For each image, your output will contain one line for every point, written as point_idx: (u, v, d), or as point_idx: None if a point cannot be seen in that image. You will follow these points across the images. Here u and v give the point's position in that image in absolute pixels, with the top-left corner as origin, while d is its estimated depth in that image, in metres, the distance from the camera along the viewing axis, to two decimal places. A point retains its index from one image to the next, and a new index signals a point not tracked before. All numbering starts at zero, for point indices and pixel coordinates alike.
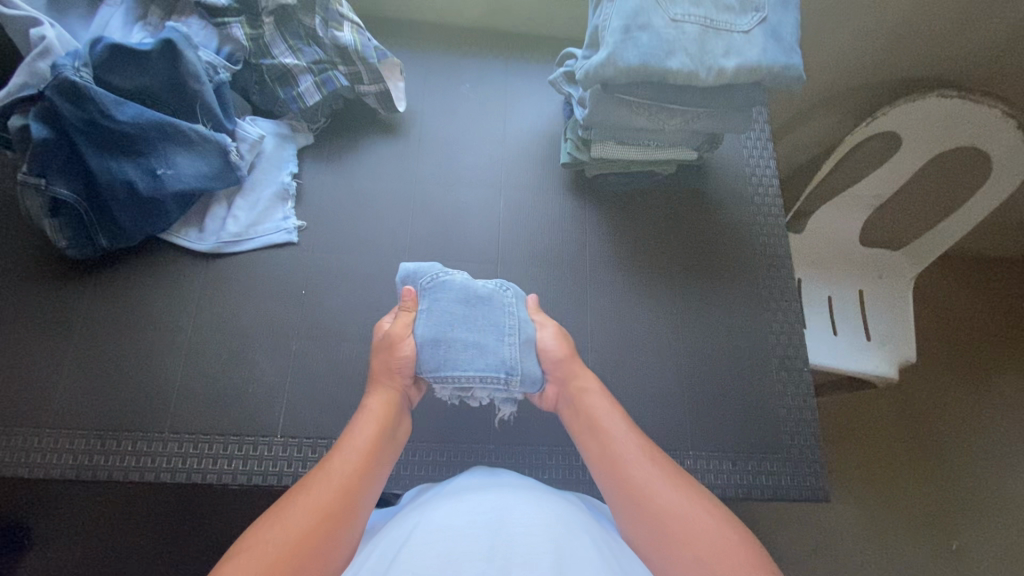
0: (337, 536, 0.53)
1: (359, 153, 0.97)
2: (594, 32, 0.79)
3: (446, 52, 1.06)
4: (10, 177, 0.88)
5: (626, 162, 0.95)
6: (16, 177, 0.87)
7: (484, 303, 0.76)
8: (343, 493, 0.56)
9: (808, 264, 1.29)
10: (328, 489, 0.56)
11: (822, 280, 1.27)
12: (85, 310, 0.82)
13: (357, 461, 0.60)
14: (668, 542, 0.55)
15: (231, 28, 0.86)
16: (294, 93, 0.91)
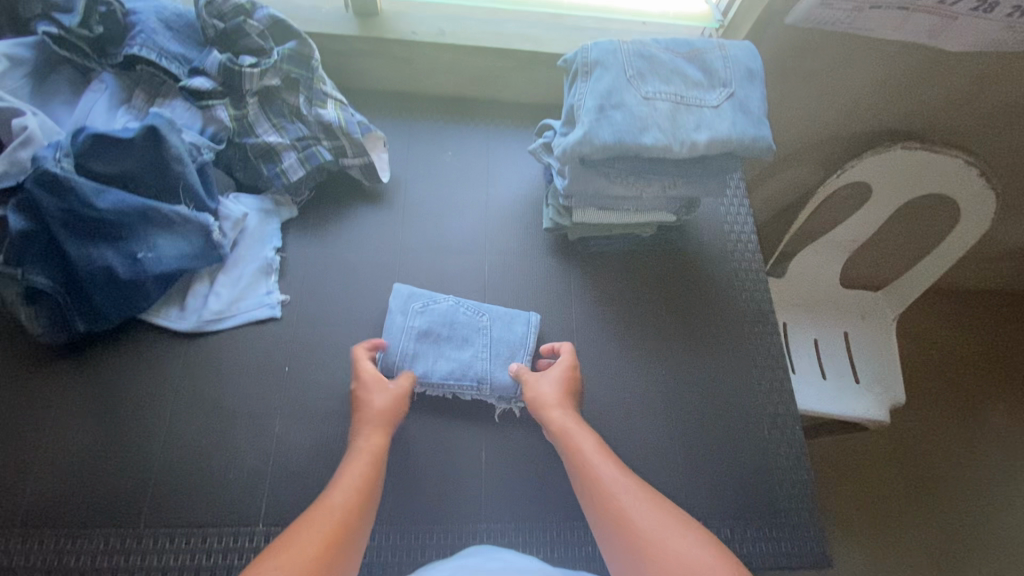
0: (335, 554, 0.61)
1: (344, 224, 0.98)
2: (569, 109, 0.80)
3: (428, 122, 1.09)
4: None
5: (608, 226, 0.97)
6: None
7: (462, 327, 0.91)
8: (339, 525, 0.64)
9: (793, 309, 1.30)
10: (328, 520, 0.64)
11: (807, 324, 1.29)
12: (61, 398, 0.80)
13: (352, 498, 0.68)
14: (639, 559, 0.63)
15: (216, 109, 0.87)
16: (277, 170, 0.91)
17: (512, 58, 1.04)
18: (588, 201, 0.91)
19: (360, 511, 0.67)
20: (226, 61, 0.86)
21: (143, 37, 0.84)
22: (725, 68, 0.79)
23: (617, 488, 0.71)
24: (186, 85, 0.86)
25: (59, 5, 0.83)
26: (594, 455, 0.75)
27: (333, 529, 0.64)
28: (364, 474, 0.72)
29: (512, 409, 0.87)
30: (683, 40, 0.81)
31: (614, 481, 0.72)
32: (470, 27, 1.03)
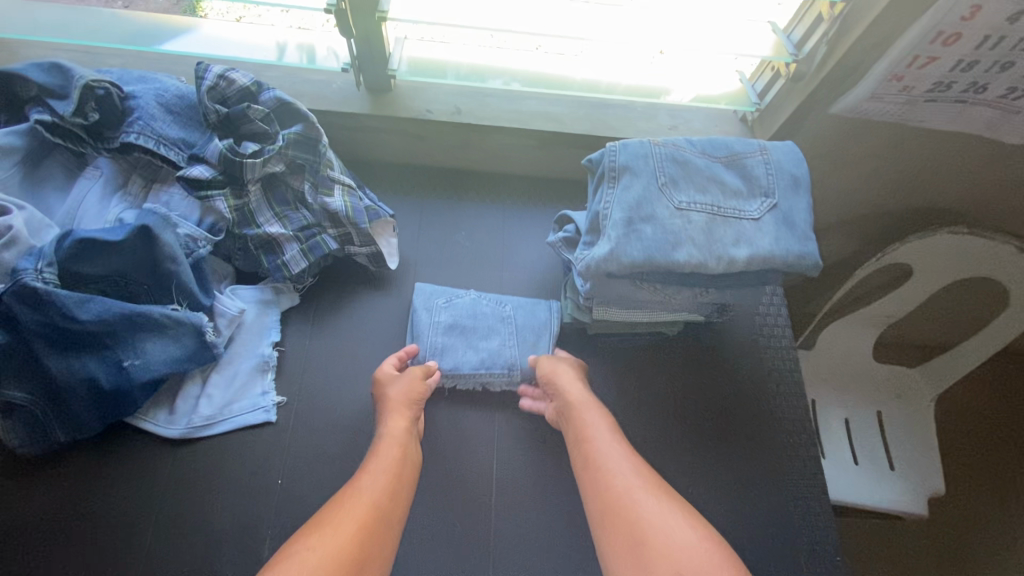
0: (365, 547, 0.60)
1: (347, 313, 0.92)
2: (594, 216, 0.74)
3: (441, 198, 1.03)
4: None
5: (631, 323, 0.89)
6: None
7: (486, 318, 0.90)
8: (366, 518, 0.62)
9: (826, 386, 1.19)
10: (350, 511, 0.62)
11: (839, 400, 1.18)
12: (38, 514, 0.74)
13: (374, 487, 0.66)
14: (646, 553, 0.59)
15: (215, 199, 0.82)
16: (278, 261, 0.86)
17: (531, 137, 0.98)
18: (611, 301, 0.84)
19: (377, 498, 0.65)
20: (227, 150, 0.81)
21: (142, 123, 0.80)
22: (767, 176, 0.72)
23: (642, 488, 0.66)
24: (184, 175, 0.80)
25: (52, 90, 0.78)
26: (619, 449, 0.72)
27: (360, 526, 0.61)
28: (382, 459, 0.70)
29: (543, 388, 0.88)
30: (718, 142, 0.74)
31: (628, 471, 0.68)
32: (487, 105, 0.97)
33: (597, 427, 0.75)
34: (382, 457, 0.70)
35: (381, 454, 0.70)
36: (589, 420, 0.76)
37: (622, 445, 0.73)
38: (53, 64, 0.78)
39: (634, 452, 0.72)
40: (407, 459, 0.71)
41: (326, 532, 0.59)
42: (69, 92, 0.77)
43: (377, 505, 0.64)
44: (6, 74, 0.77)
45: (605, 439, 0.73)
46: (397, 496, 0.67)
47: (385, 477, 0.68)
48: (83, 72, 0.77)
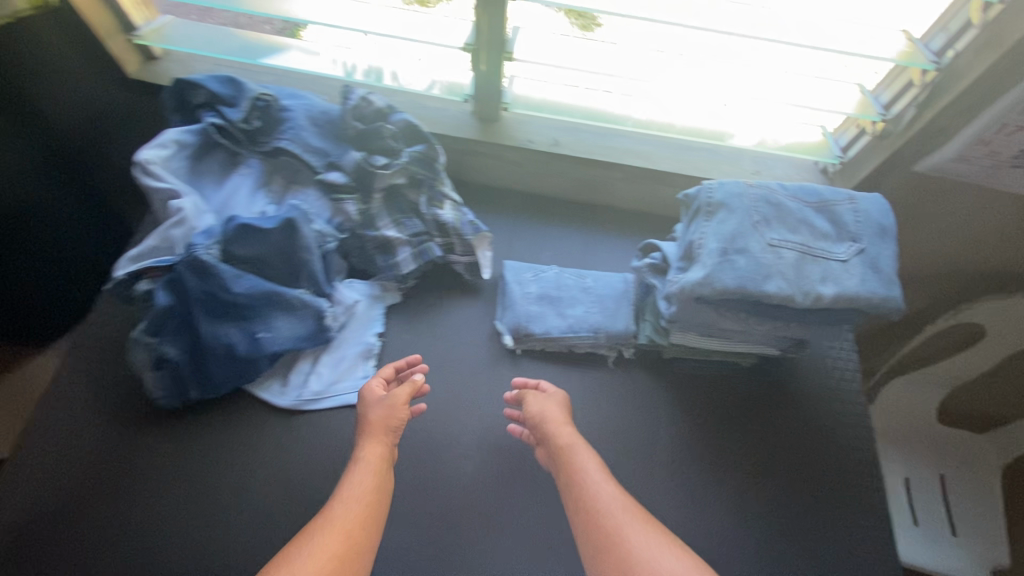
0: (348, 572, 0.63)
1: (441, 315, 1.00)
2: (687, 244, 0.81)
3: (530, 220, 1.11)
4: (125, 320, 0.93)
5: (706, 350, 0.95)
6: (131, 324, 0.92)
7: (570, 289, 0.99)
8: (347, 538, 0.65)
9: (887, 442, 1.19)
10: (331, 535, 0.65)
11: (901, 459, 1.17)
12: (165, 460, 0.83)
13: (358, 510, 0.69)
14: None
15: (346, 202, 0.94)
16: (391, 261, 0.96)
17: (620, 170, 1.06)
18: (690, 327, 0.89)
19: (366, 526, 0.68)
20: (363, 162, 0.93)
21: (293, 132, 0.93)
22: (855, 223, 0.78)
23: (630, 522, 0.70)
24: (323, 179, 0.93)
25: (225, 98, 0.92)
26: (604, 484, 0.75)
27: (340, 549, 0.64)
28: (366, 478, 0.73)
29: (624, 354, 0.98)
30: (809, 189, 0.81)
31: (615, 505, 0.72)
32: (583, 139, 1.07)
33: (583, 461, 0.77)
34: (368, 475, 0.74)
35: (364, 473, 0.74)
36: (571, 454, 0.79)
37: (608, 478, 0.76)
38: (229, 77, 0.93)
39: (618, 486, 0.75)
40: (387, 482, 0.75)
41: (321, 555, 0.62)
42: (241, 102, 0.92)
43: (363, 525, 0.68)
44: (191, 82, 0.92)
45: (589, 474, 0.76)
46: (376, 519, 0.70)
47: (372, 500, 0.71)
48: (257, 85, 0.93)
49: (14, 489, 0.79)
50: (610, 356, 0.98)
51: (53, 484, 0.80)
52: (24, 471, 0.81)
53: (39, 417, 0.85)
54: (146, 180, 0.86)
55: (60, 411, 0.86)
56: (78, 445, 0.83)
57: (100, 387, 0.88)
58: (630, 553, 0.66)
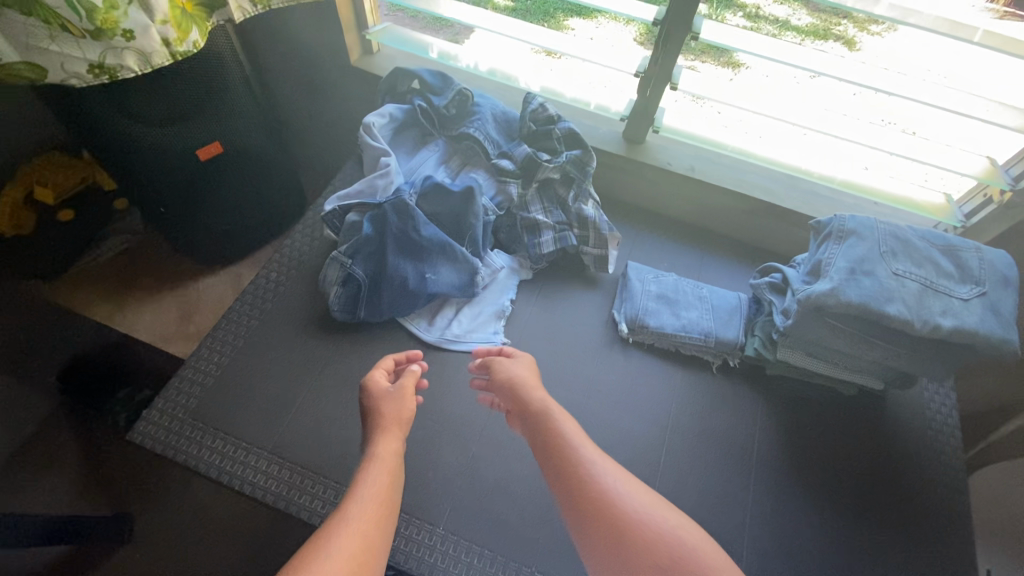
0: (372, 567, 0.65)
1: (565, 297, 1.14)
2: (815, 263, 0.90)
3: (652, 234, 1.25)
4: (314, 247, 1.14)
5: (809, 372, 1.01)
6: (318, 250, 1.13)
7: (686, 295, 1.09)
8: (366, 539, 0.66)
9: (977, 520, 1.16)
10: (352, 532, 0.66)
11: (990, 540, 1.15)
12: (328, 363, 1.01)
13: (372, 509, 0.70)
14: (630, 545, 0.70)
15: (510, 184, 1.12)
16: (535, 241, 1.11)
17: (745, 202, 1.18)
18: (800, 344, 0.97)
19: (383, 525, 0.70)
20: (532, 154, 1.10)
21: (479, 121, 1.13)
22: (980, 269, 0.85)
23: (614, 482, 0.76)
24: (496, 164, 1.11)
25: (434, 87, 1.15)
26: (586, 449, 0.80)
27: (363, 545, 0.66)
28: (377, 473, 0.76)
29: (728, 362, 1.06)
30: (937, 234, 0.89)
31: (601, 469, 0.77)
32: (715, 169, 1.20)
33: (564, 430, 0.82)
34: (380, 470, 0.77)
35: (375, 471, 0.76)
36: (552, 422, 0.84)
37: (589, 444, 0.82)
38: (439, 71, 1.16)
39: (600, 451, 0.81)
40: (394, 478, 0.78)
41: (348, 553, 0.64)
42: (445, 92, 1.14)
43: (382, 522, 0.70)
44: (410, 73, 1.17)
45: (572, 442, 0.81)
46: (388, 522, 0.71)
47: (386, 501, 0.73)
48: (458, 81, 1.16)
49: (216, 360, 0.99)
50: (714, 363, 1.07)
51: (243, 363, 1.00)
52: (225, 348, 1.01)
53: (239, 309, 1.05)
54: (366, 137, 1.08)
55: (256, 308, 1.06)
56: (265, 337, 1.03)
57: (287, 296, 1.07)
58: (618, 514, 0.72)
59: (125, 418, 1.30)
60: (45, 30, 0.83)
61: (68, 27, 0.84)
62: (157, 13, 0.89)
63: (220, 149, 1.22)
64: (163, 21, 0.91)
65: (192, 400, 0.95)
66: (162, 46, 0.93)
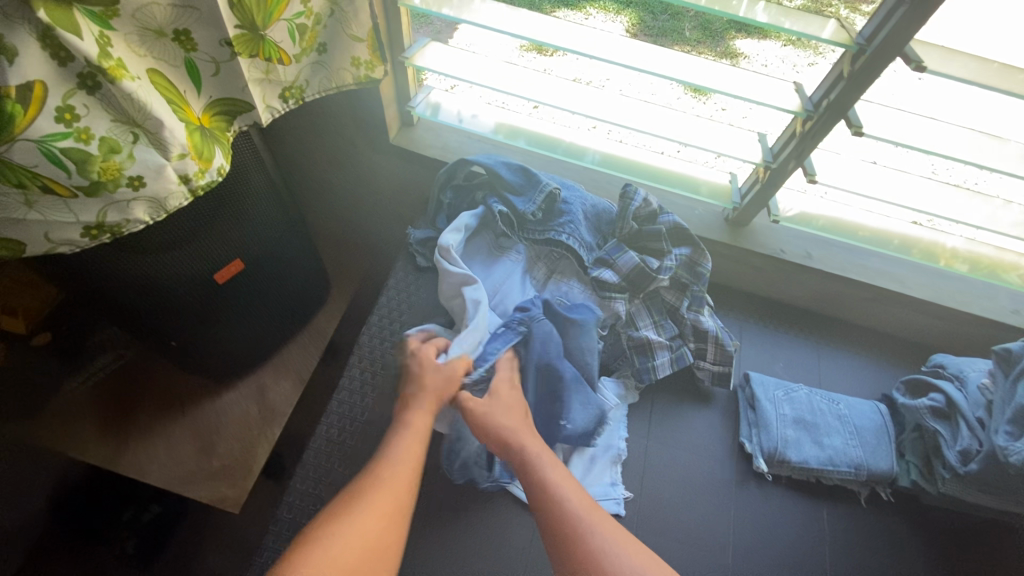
0: None
1: (679, 420, 0.97)
2: (1013, 408, 0.76)
3: (760, 327, 1.08)
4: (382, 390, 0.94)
5: (977, 505, 0.88)
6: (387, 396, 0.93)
7: (825, 417, 0.95)
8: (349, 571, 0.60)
9: None
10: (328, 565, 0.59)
11: None
12: (423, 557, 0.79)
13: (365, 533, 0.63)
14: None
15: (615, 300, 0.94)
16: (649, 364, 0.95)
17: (871, 291, 1.02)
18: (978, 483, 0.84)
19: (381, 546, 0.63)
20: (641, 263, 0.93)
21: (575, 225, 0.94)
22: None
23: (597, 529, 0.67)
24: (597, 276, 0.93)
25: (513, 186, 0.95)
26: (571, 489, 0.71)
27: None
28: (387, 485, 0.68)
29: (878, 492, 0.93)
30: None
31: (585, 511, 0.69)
32: (836, 254, 1.03)
33: (548, 465, 0.74)
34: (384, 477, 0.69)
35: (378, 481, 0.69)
36: (531, 450, 0.75)
37: (573, 482, 0.73)
38: (520, 166, 0.97)
39: (585, 493, 0.72)
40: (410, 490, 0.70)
41: None
42: (529, 193, 0.94)
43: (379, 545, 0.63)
44: (470, 160, 0.99)
45: (555, 478, 0.72)
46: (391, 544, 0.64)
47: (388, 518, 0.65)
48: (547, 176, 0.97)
49: None
50: (862, 494, 0.93)
51: None
52: None
53: (300, 489, 0.85)
54: (444, 262, 0.89)
55: (322, 484, 0.86)
56: None
57: (359, 462, 0.88)
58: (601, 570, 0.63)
59: (134, 544, 1.15)
60: (19, 198, 0.59)
61: (53, 188, 0.59)
62: (173, 147, 0.65)
63: (241, 267, 1.01)
64: (181, 155, 0.67)
65: None
66: (181, 185, 0.69)
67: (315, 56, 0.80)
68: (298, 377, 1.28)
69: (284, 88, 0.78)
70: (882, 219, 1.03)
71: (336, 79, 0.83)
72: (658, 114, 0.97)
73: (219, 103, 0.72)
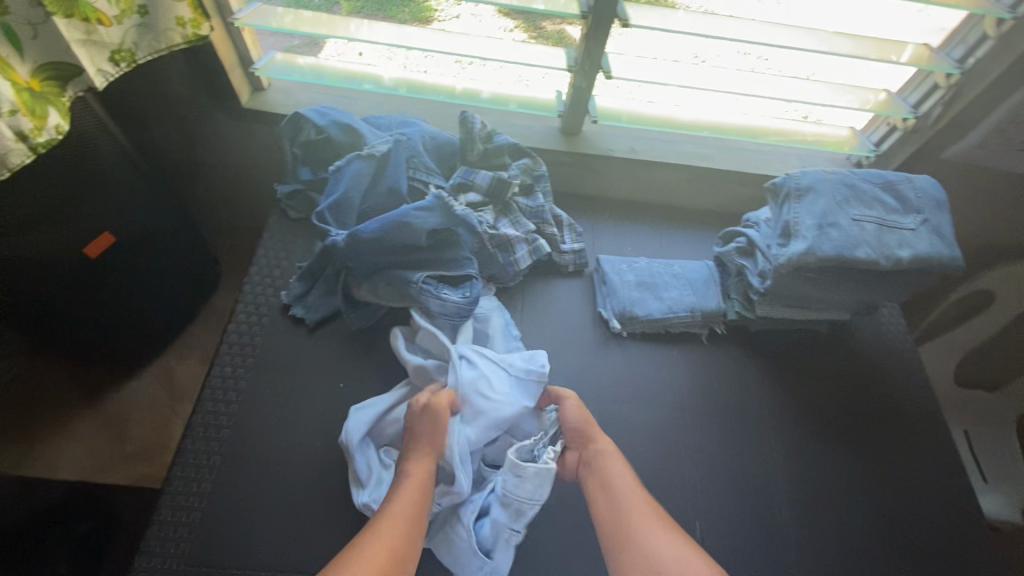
0: None
1: (547, 306, 1.11)
2: (783, 224, 0.96)
3: (609, 219, 1.23)
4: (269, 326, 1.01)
5: (787, 320, 1.08)
6: (276, 330, 1.01)
7: (663, 275, 1.12)
8: None
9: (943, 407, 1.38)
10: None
11: None
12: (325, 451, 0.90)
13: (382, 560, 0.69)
14: None
15: (409, 272, 0.97)
16: (511, 258, 1.08)
17: (688, 170, 1.21)
18: (777, 298, 1.03)
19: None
20: (500, 176, 1.08)
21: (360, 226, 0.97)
22: (917, 198, 0.94)
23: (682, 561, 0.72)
24: (466, 200, 1.07)
25: (342, 143, 1.06)
26: (650, 523, 0.77)
27: None
28: (400, 521, 0.74)
29: (714, 329, 1.10)
30: (877, 173, 0.97)
31: (667, 546, 0.74)
32: (654, 146, 1.21)
33: (630, 497, 0.80)
34: (401, 513, 0.75)
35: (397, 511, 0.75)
36: (611, 468, 0.85)
37: (658, 519, 0.78)
38: (347, 123, 1.06)
39: (669, 529, 0.77)
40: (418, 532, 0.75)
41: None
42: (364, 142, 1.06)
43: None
44: (304, 121, 1.07)
45: (637, 511, 0.78)
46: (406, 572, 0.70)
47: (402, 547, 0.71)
48: (345, 184, 1.00)
49: (198, 491, 0.86)
50: (702, 334, 1.10)
51: (230, 482, 0.87)
52: (201, 472, 0.88)
53: (199, 423, 0.91)
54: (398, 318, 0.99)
55: (220, 415, 0.92)
56: (244, 442, 0.90)
57: (256, 391, 0.95)
58: None
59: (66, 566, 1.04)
60: None
61: None
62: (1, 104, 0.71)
63: (113, 240, 1.04)
64: (12, 112, 0.73)
65: (183, 545, 0.82)
66: (18, 141, 0.75)
67: (138, 18, 0.86)
68: (204, 353, 1.32)
69: (112, 51, 0.85)
70: (686, 109, 1.21)
71: (165, 40, 0.91)
72: (478, 44, 1.08)
73: (46, 68, 0.78)
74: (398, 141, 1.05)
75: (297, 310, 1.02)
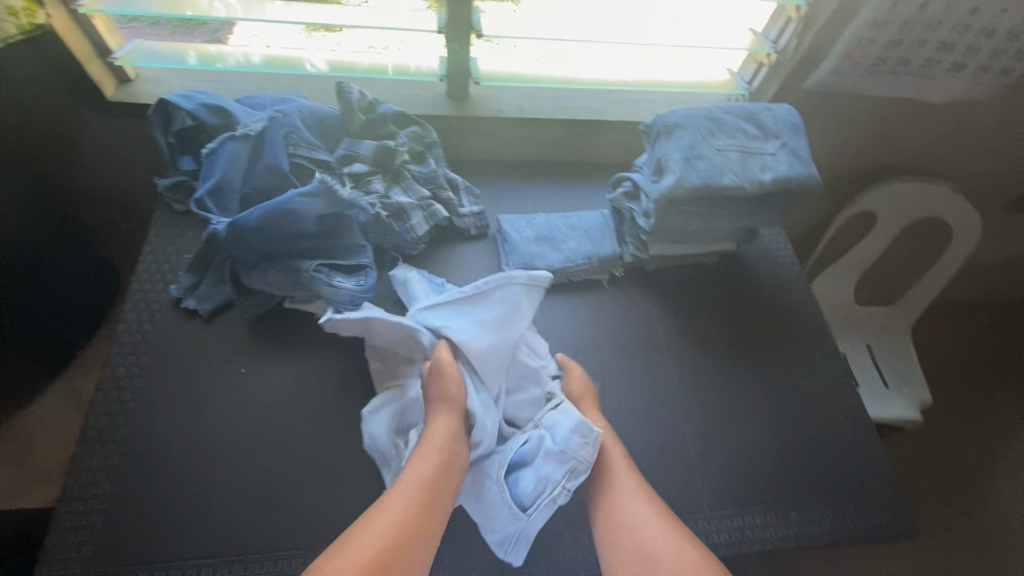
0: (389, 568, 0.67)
1: (451, 270, 1.12)
2: (656, 161, 1.00)
3: (508, 180, 1.26)
4: (162, 321, 0.99)
5: (678, 258, 1.16)
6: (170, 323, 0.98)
7: (561, 227, 1.15)
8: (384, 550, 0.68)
9: (843, 326, 1.51)
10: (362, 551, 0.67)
11: (854, 335, 1.50)
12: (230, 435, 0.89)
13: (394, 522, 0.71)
14: None
15: (299, 262, 0.98)
16: (407, 226, 1.07)
17: (578, 124, 1.24)
18: (665, 235, 1.08)
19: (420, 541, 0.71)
20: (384, 145, 1.08)
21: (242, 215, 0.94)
22: (775, 124, 1.00)
23: (664, 536, 0.77)
24: (350, 171, 1.06)
25: (216, 126, 1.04)
26: (640, 503, 0.81)
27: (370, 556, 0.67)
28: (415, 488, 0.76)
29: (614, 273, 1.14)
30: (738, 106, 1.02)
31: (653, 524, 0.78)
32: (541, 104, 1.24)
33: (624, 476, 0.85)
34: (416, 478, 0.77)
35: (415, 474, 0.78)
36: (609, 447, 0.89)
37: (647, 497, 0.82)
38: (216, 105, 1.04)
39: (658, 508, 0.81)
40: (437, 497, 0.77)
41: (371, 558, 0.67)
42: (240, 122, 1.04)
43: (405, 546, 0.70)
44: (177, 108, 1.03)
45: (628, 490, 0.83)
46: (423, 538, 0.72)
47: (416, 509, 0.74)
48: (221, 168, 1.00)
49: (96, 493, 0.83)
50: (604, 279, 1.14)
51: (131, 479, 0.85)
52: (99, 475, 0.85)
53: (93, 426, 0.88)
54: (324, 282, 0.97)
55: (116, 414, 0.89)
56: (142, 438, 0.88)
57: (152, 386, 0.92)
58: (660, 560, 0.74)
59: None
60: None
61: None
62: None
63: None
64: None
65: (84, 549, 0.79)
66: None
67: None
68: None
69: None
70: (568, 65, 1.24)
71: None
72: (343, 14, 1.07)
73: None
74: (273, 118, 1.03)
75: (188, 301, 1.00)
